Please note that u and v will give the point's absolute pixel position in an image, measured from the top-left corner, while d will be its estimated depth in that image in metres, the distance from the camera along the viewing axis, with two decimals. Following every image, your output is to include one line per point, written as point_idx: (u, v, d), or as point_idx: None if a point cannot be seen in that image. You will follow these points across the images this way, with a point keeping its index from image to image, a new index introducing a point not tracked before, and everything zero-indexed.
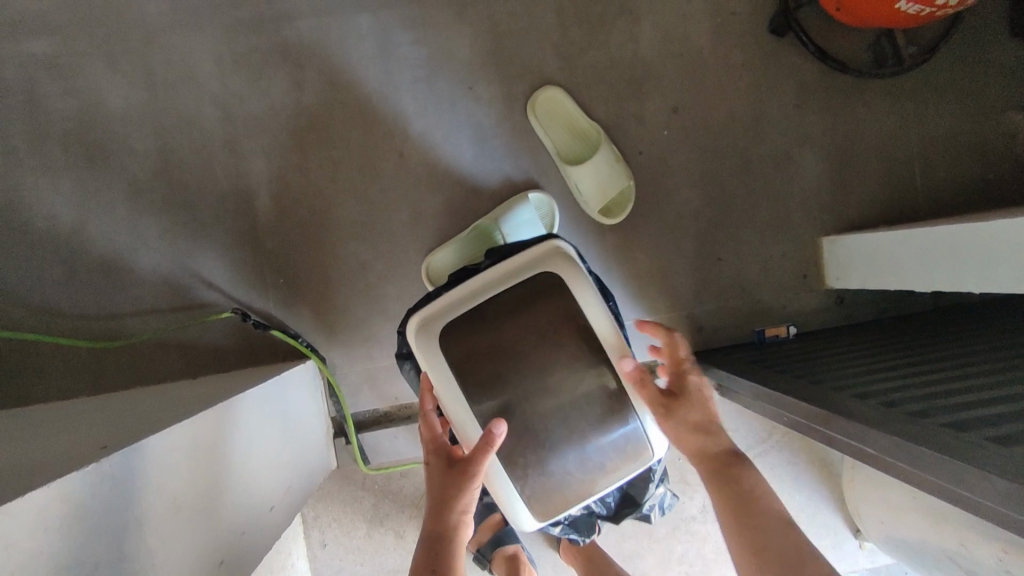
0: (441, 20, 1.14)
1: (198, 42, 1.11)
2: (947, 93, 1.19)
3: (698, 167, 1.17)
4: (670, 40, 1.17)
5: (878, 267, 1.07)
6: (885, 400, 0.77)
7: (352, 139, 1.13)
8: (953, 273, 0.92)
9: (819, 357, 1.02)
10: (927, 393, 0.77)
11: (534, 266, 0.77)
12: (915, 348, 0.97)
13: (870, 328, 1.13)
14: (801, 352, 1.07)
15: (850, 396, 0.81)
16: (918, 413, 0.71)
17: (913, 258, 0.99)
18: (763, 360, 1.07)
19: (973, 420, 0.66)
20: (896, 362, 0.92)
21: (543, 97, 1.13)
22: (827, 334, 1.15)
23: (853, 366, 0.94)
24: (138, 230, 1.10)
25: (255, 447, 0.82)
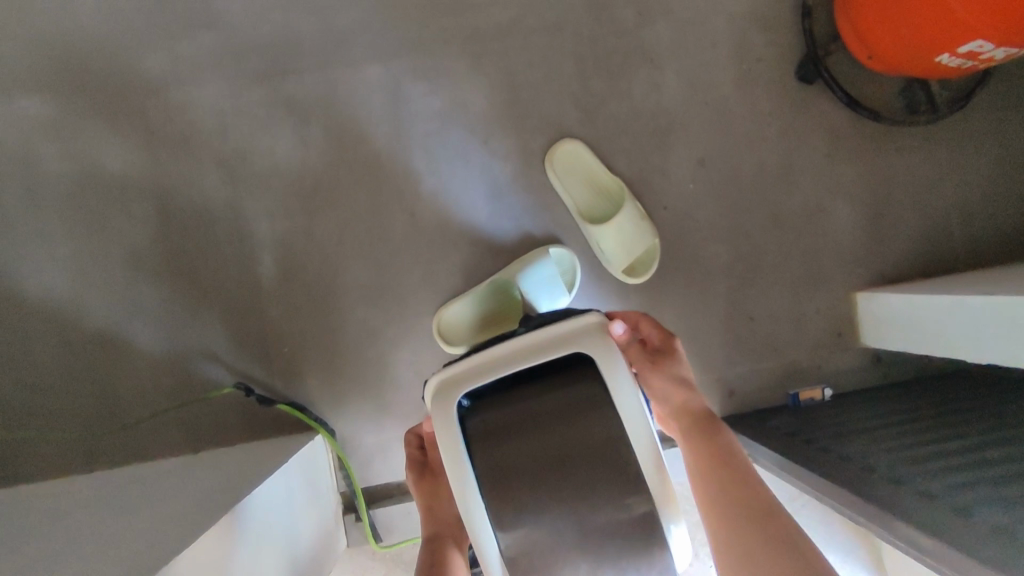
0: (455, 71, 1.08)
1: (199, 97, 1.06)
2: (983, 139, 1.14)
3: (725, 221, 1.11)
4: (694, 89, 1.12)
5: (921, 329, 1.00)
6: (958, 503, 0.71)
7: (361, 196, 1.07)
8: (1010, 344, 0.85)
9: (863, 429, 0.95)
10: (1004, 494, 0.70)
11: (566, 345, 0.67)
12: (969, 420, 0.90)
13: (912, 391, 1.06)
14: (843, 420, 1.00)
15: (915, 495, 0.75)
16: (1001, 527, 0.64)
17: (962, 324, 0.92)
18: (801, 431, 1.00)
19: None
20: (953, 441, 0.85)
21: (563, 151, 1.08)
22: (866, 397, 1.08)
23: (904, 445, 0.87)
24: (133, 297, 1.04)
25: (264, 548, 0.77)
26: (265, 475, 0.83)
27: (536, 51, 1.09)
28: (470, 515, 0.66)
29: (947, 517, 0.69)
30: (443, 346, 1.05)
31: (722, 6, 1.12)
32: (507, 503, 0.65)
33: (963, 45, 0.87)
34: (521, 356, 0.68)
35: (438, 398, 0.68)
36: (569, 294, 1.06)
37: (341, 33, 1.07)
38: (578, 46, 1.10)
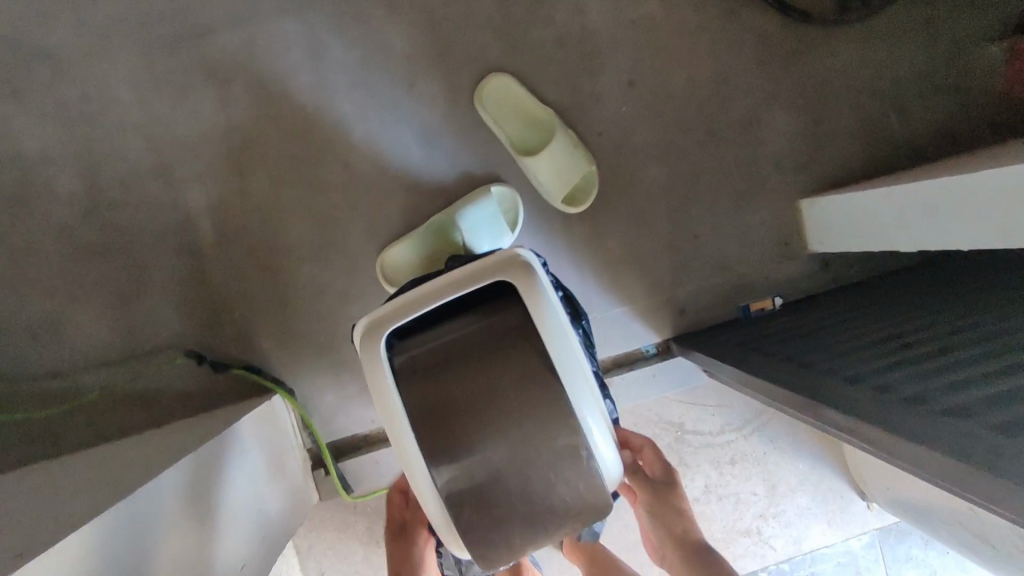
0: (371, 14, 1.05)
1: (110, 67, 1.03)
2: (916, 32, 1.13)
3: (662, 142, 1.11)
4: (620, 7, 1.09)
5: (858, 226, 1.01)
6: (886, 386, 0.72)
7: (290, 153, 1.06)
8: (940, 228, 0.85)
9: (808, 333, 0.96)
10: (929, 370, 0.71)
11: (486, 276, 0.67)
12: (908, 312, 0.91)
13: (856, 293, 1.07)
14: (789, 326, 1.02)
15: (842, 385, 0.76)
16: (917, 399, 0.66)
17: (897, 214, 0.93)
18: (750, 341, 1.01)
19: (979, 402, 0.61)
20: (890, 332, 0.86)
21: (491, 85, 1.06)
22: (814, 304, 1.09)
23: (844, 340, 0.88)
24: (74, 279, 1.04)
25: (233, 490, 0.81)
26: (227, 427, 0.86)
27: None
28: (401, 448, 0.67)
29: (875, 401, 0.69)
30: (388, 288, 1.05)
31: None
32: (436, 431, 0.66)
33: None
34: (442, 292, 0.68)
35: (366, 338, 0.68)
36: (513, 233, 1.05)
37: None
38: None
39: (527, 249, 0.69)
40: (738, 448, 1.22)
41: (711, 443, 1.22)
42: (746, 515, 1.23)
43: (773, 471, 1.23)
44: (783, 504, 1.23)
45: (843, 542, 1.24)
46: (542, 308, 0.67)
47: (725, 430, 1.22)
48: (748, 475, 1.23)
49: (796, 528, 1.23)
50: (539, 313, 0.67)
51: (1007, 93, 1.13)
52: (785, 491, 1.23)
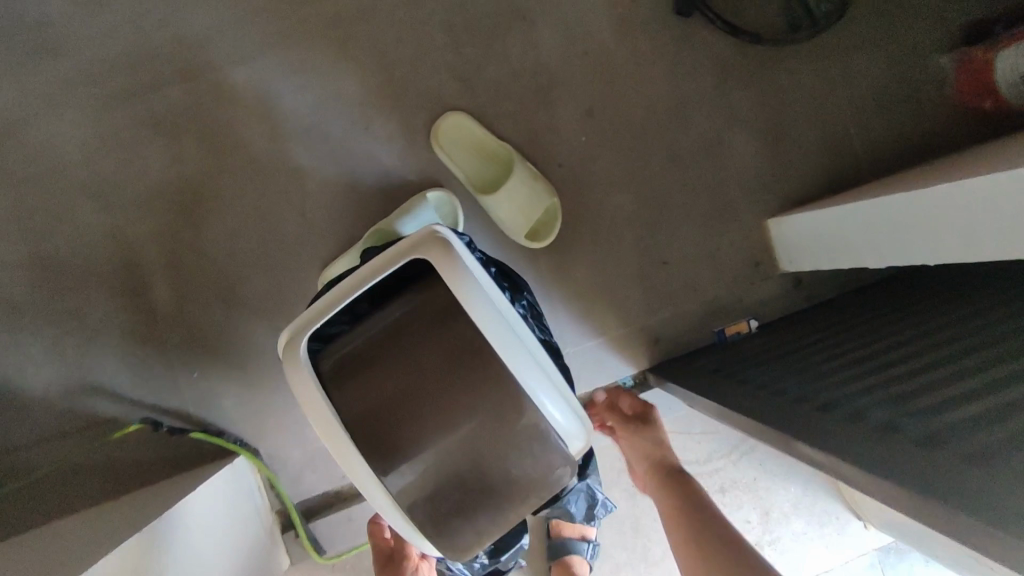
0: (322, 60, 1.04)
1: (56, 129, 1.01)
2: (867, 47, 1.13)
3: (624, 170, 1.09)
4: (571, 40, 1.09)
5: (826, 246, 1.00)
6: (887, 417, 0.65)
7: (246, 204, 1.03)
8: (908, 244, 0.84)
9: (792, 355, 0.92)
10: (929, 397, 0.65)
11: (400, 257, 0.67)
12: (899, 330, 0.85)
13: (843, 310, 1.02)
14: (766, 350, 0.99)
15: (836, 420, 0.69)
16: (894, 424, 0.63)
17: (864, 232, 0.92)
18: (734, 369, 0.96)
19: (960, 426, 0.58)
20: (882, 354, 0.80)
21: (446, 123, 1.05)
22: (799, 324, 1.05)
23: (830, 363, 0.84)
24: (23, 349, 1.00)
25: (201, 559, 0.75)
26: (193, 489, 0.82)
27: (402, 26, 1.06)
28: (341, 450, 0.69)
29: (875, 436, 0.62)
30: None
31: None
32: None
33: None
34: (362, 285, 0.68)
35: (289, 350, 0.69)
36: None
37: (197, 38, 1.02)
38: (446, 14, 1.07)
39: (443, 227, 0.69)
40: (727, 475, 1.18)
41: (699, 471, 1.18)
42: None
43: (766, 497, 1.19)
44: (777, 531, 1.19)
45: (845, 565, 1.19)
46: (467, 290, 0.66)
47: (713, 457, 1.18)
48: (739, 503, 1.19)
49: (795, 555, 1.19)
50: (460, 287, 0.67)
51: (965, 101, 1.12)
52: (780, 517, 1.19)
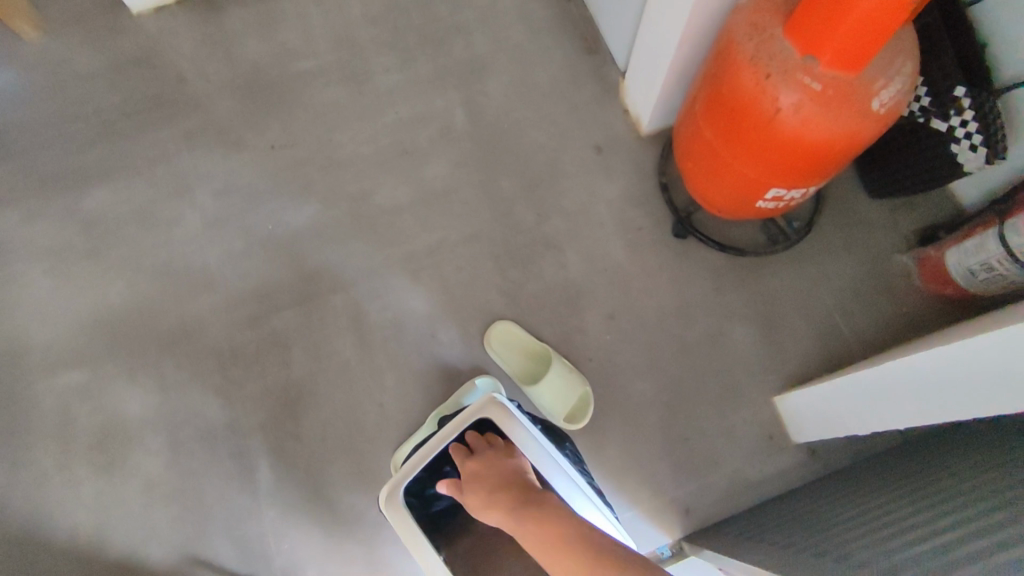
0: (402, 286, 1.37)
1: (201, 344, 1.33)
2: (838, 252, 1.39)
3: (644, 360, 1.31)
4: (592, 261, 1.39)
5: (834, 412, 1.15)
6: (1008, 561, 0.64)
7: (337, 398, 1.29)
8: (911, 403, 0.98)
9: (869, 502, 0.97)
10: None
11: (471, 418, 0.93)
12: (980, 456, 0.90)
13: (920, 450, 1.07)
14: (784, 515, 1.09)
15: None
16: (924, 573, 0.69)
17: (865, 395, 1.07)
18: (800, 518, 1.03)
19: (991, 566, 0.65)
20: (985, 480, 0.83)
21: (496, 329, 1.32)
22: (856, 478, 1.12)
23: (917, 502, 0.88)
24: (151, 523, 1.23)
25: None
26: None
27: (463, 258, 1.40)
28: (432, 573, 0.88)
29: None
30: None
31: (600, 199, 1.45)
32: None
33: (767, 191, 1.14)
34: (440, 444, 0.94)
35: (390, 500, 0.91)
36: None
37: (311, 275, 1.38)
38: (496, 248, 1.41)
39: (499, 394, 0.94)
40: None
41: None
42: None
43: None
44: None
45: None
46: (524, 438, 0.91)
47: None
48: None
49: None
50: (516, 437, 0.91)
51: (939, 285, 1.31)
52: None
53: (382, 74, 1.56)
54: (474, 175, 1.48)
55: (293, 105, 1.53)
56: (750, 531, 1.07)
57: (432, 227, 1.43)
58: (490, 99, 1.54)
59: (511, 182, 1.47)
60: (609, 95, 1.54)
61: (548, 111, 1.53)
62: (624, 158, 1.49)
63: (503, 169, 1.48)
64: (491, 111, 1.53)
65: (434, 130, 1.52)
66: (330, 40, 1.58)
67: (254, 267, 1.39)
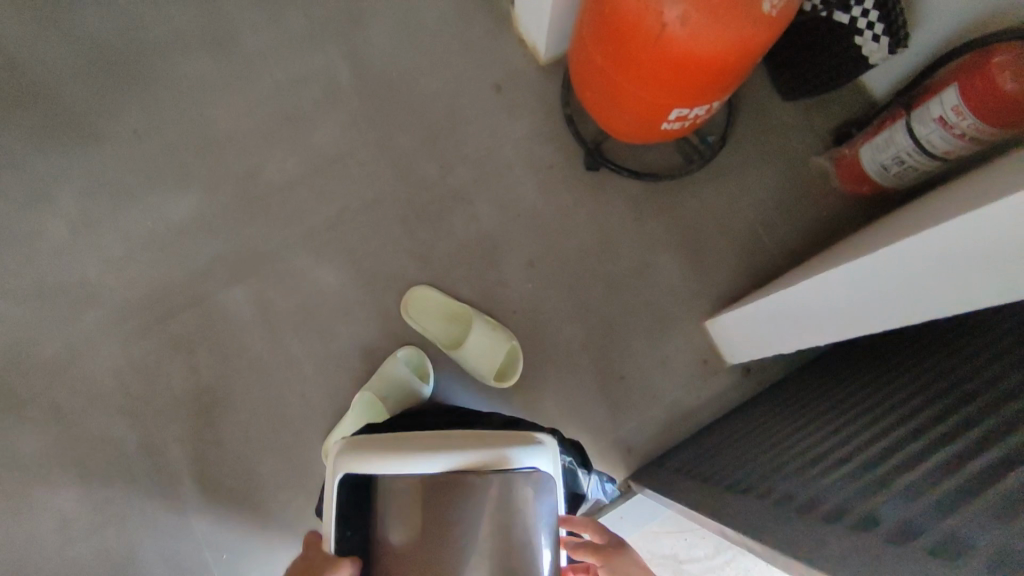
0: (306, 266, 1.28)
1: (94, 362, 1.22)
2: (755, 162, 1.34)
3: (570, 304, 1.27)
4: (505, 210, 1.32)
5: (755, 335, 1.13)
6: (911, 478, 0.64)
7: (255, 395, 1.21)
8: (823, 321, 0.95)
9: (790, 424, 0.97)
10: (940, 436, 0.68)
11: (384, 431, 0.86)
12: (893, 368, 0.89)
13: (837, 366, 1.07)
14: (717, 442, 1.09)
15: (804, 511, 0.70)
16: (834, 509, 0.67)
17: (781, 317, 1.04)
18: (727, 447, 1.03)
19: (896, 498, 0.62)
20: (897, 395, 0.82)
21: (412, 296, 1.25)
22: (780, 398, 1.12)
23: (833, 423, 0.87)
24: (76, 558, 1.16)
25: None
26: None
27: (367, 226, 1.30)
28: None
29: (853, 531, 0.60)
30: None
31: (505, 141, 1.36)
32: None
33: (671, 112, 1.08)
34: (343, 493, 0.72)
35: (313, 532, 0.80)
36: (427, 383, 1.20)
37: (204, 269, 1.27)
38: (402, 210, 1.32)
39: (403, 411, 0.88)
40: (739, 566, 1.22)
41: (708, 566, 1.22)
42: None
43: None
44: None
45: None
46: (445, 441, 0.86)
47: (720, 550, 1.23)
48: None
49: None
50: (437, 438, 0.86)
51: (856, 186, 1.28)
52: None
53: (248, 32, 1.39)
54: (367, 133, 1.35)
55: (151, 81, 1.35)
56: (683, 466, 1.07)
57: (330, 197, 1.32)
58: (373, 46, 1.40)
59: (408, 135, 1.36)
60: (501, 24, 1.41)
61: (438, 51, 1.40)
62: (525, 92, 1.38)
63: (397, 121, 1.36)
64: (376, 59, 1.39)
65: (316, 89, 1.37)
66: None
67: (139, 270, 1.26)
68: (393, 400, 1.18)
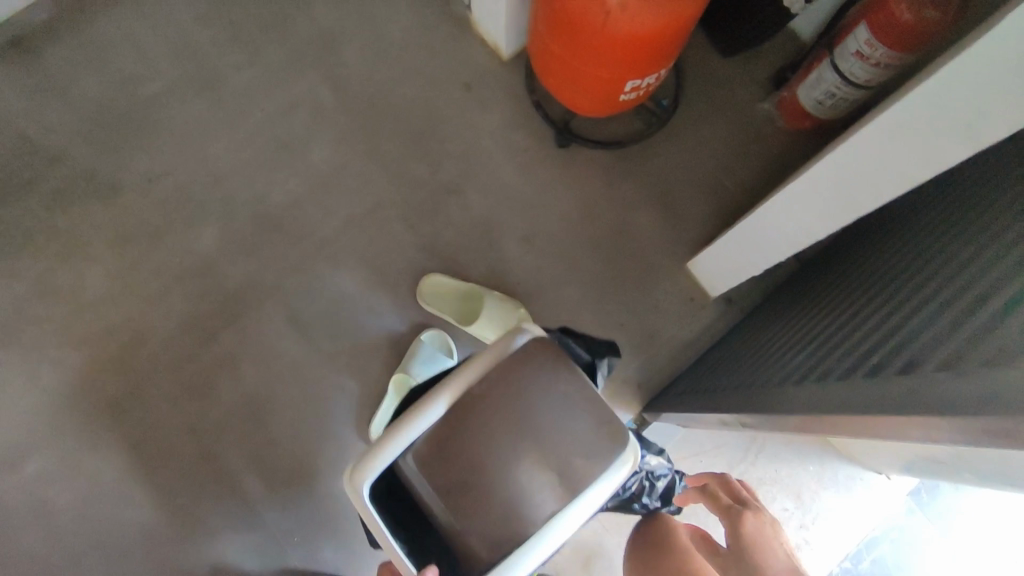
0: (324, 273, 1.41)
1: (150, 391, 1.35)
2: (708, 116, 1.50)
3: (565, 269, 1.42)
4: (493, 195, 1.46)
5: (748, 255, 1.20)
6: (930, 324, 0.71)
7: (300, 395, 1.35)
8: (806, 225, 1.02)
9: (812, 318, 1.04)
10: (946, 285, 0.74)
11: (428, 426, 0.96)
12: (892, 245, 0.97)
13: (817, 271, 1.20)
14: (741, 356, 1.16)
15: (844, 376, 0.76)
16: (870, 369, 0.73)
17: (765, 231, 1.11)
18: (727, 363, 1.18)
19: (922, 342, 0.69)
20: (902, 264, 0.89)
21: (425, 284, 1.40)
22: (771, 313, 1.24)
23: (850, 304, 0.94)
24: (167, 564, 1.29)
25: None
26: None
27: (373, 230, 1.44)
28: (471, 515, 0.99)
29: (866, 381, 0.71)
30: None
31: (483, 134, 1.50)
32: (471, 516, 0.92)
33: (626, 84, 1.23)
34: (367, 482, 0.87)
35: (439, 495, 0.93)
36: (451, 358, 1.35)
37: (234, 292, 1.40)
38: (402, 211, 1.45)
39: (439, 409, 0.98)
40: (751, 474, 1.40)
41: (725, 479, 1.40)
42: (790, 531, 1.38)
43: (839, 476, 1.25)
44: (815, 511, 1.39)
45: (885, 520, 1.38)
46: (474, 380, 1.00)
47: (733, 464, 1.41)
48: (772, 496, 1.40)
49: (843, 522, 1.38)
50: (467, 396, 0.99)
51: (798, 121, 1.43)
52: (811, 496, 1.40)
53: (233, 73, 1.52)
54: (358, 146, 1.49)
55: (154, 132, 1.48)
56: (688, 390, 1.23)
57: (335, 210, 1.45)
58: (349, 68, 1.53)
59: (395, 143, 1.49)
60: (461, 30, 1.55)
61: (408, 62, 1.53)
62: (493, 87, 1.52)
63: (382, 131, 1.50)
64: (354, 79, 1.52)
65: (305, 114, 1.50)
66: (168, 54, 1.52)
67: (175, 302, 1.39)
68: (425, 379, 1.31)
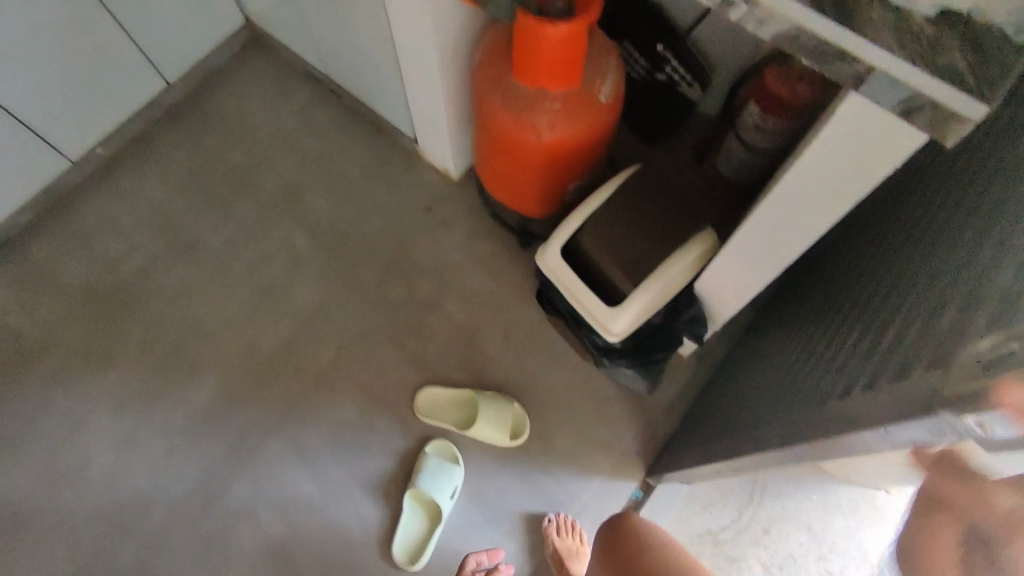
0: (323, 404, 1.48)
1: (170, 556, 1.36)
2: None
3: (547, 357, 1.53)
4: (469, 300, 1.58)
5: (733, 303, 1.16)
6: (997, 284, 0.62)
7: (318, 529, 1.38)
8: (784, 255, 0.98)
9: (836, 330, 0.96)
10: (994, 249, 0.67)
11: (569, 280, 1.19)
12: (904, 239, 0.92)
13: (795, 310, 1.23)
14: (772, 391, 1.06)
15: (897, 375, 0.65)
16: (922, 360, 0.62)
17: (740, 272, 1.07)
18: (718, 417, 1.25)
19: (1003, 298, 0.58)
20: (926, 249, 0.83)
21: (421, 396, 1.47)
22: (783, 342, 1.19)
23: (878, 303, 0.87)
24: None
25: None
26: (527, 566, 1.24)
27: (363, 354, 1.52)
28: (608, 326, 1.17)
29: (928, 372, 0.59)
30: (414, 565, 1.35)
31: (450, 248, 1.63)
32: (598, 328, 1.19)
33: (567, 185, 1.39)
34: (558, 249, 1.21)
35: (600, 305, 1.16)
36: (460, 463, 1.42)
37: (239, 442, 1.45)
38: (389, 330, 1.55)
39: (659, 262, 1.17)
40: (763, 518, 1.49)
41: (740, 527, 1.49)
42: (812, 567, 1.46)
43: None
44: (832, 540, 1.48)
45: None
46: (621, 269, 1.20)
47: (744, 511, 1.50)
48: (788, 535, 1.49)
49: (851, 545, 1.47)
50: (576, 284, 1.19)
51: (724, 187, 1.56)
52: (823, 527, 1.49)
53: (210, 235, 1.63)
54: (337, 280, 1.59)
55: (143, 302, 1.56)
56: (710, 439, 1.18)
57: (326, 343, 1.53)
58: (317, 211, 1.66)
59: (371, 270, 1.61)
60: (413, 160, 1.71)
61: (370, 196, 1.68)
62: (450, 203, 1.67)
63: (357, 261, 1.61)
64: (324, 220, 1.65)
65: (281, 260, 1.61)
66: (146, 228, 1.63)
67: (182, 464, 1.43)
68: (436, 489, 1.37)
